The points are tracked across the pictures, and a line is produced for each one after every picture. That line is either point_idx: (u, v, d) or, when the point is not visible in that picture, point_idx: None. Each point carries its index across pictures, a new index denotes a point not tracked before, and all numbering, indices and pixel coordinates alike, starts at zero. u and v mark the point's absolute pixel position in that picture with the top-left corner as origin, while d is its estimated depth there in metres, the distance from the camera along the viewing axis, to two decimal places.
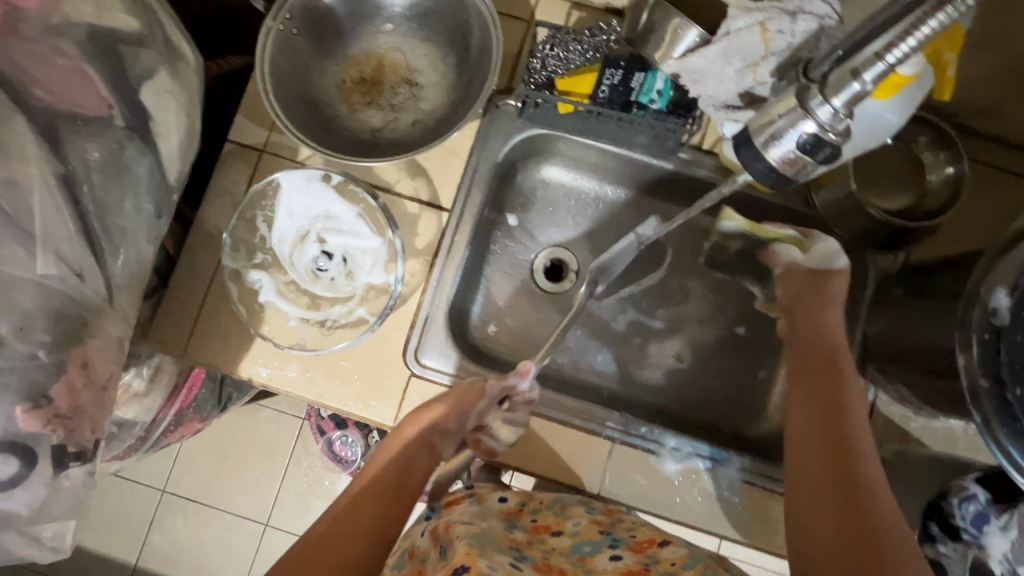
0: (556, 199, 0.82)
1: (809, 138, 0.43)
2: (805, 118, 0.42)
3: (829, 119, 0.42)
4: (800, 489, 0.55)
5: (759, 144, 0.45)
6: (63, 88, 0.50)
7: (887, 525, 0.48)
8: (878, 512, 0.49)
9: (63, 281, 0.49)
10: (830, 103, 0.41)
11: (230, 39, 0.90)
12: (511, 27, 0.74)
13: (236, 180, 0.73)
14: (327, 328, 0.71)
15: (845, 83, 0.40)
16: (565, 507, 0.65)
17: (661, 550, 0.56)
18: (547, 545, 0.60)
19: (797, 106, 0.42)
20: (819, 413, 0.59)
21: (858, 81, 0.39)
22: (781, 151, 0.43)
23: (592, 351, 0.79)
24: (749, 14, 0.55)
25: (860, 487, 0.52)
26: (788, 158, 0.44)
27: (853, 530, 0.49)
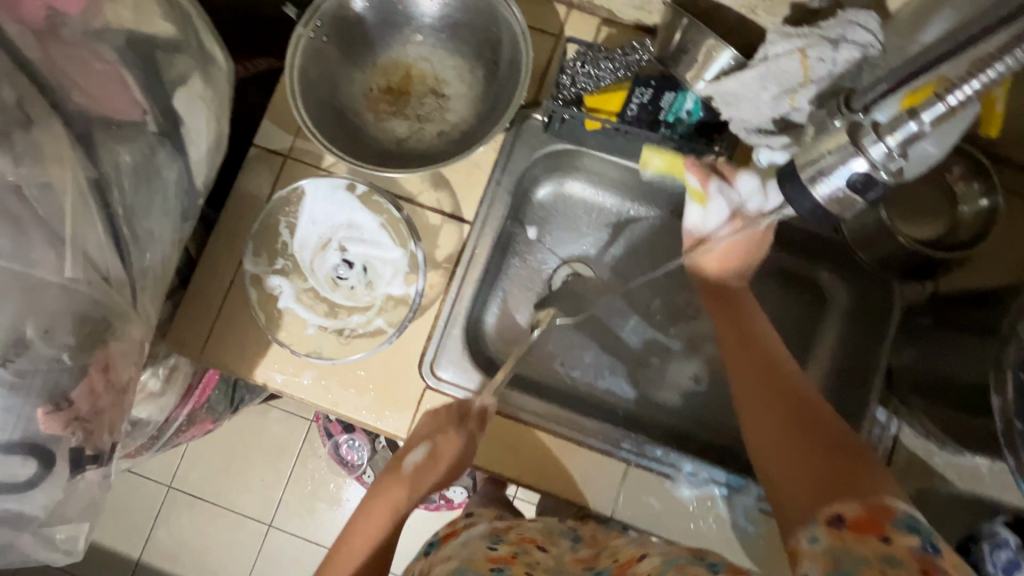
0: (577, 214, 0.81)
1: (859, 176, 0.44)
2: (856, 157, 0.43)
3: (883, 157, 0.42)
4: (752, 416, 0.57)
5: (805, 177, 0.47)
6: (100, 92, 0.50)
7: (828, 419, 0.53)
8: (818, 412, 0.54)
9: (90, 284, 0.49)
10: (884, 141, 0.41)
11: (258, 43, 0.91)
12: (540, 42, 0.74)
13: (260, 185, 0.73)
14: (344, 337, 0.70)
15: (901, 123, 0.40)
16: (551, 533, 0.61)
17: (638, 566, 0.53)
18: (532, 557, 0.55)
19: (848, 142, 0.43)
20: (744, 342, 0.62)
21: (915, 121, 0.39)
22: (828, 187, 0.46)
23: (608, 369, 0.78)
24: (789, 40, 0.57)
25: (796, 395, 0.56)
26: (835, 193, 0.46)
27: (808, 436, 0.52)
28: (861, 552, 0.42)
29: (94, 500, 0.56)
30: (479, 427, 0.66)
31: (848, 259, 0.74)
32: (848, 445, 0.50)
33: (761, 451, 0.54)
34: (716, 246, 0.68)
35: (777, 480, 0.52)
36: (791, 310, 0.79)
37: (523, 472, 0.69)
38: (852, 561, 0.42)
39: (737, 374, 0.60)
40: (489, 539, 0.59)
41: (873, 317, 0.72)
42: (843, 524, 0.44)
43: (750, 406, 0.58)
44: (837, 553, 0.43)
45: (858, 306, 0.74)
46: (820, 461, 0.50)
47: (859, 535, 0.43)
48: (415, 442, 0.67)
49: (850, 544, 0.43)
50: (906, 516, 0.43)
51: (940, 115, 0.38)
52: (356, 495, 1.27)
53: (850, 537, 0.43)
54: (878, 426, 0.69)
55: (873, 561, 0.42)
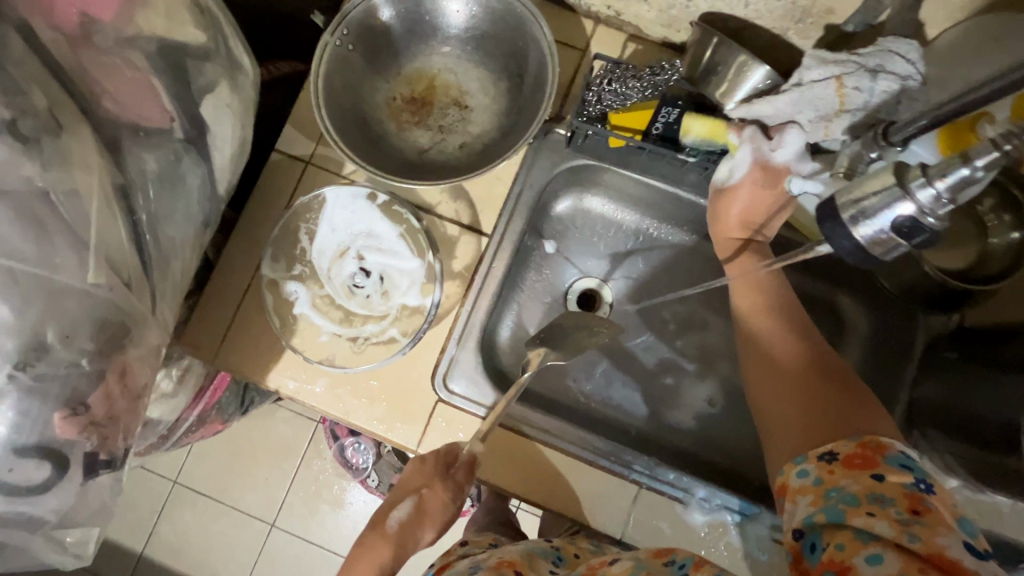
0: (595, 229, 0.81)
1: (907, 221, 0.36)
2: (903, 199, 0.35)
3: (930, 203, 0.35)
4: (761, 373, 0.58)
5: (846, 217, 0.37)
6: (129, 98, 0.51)
7: (839, 378, 0.53)
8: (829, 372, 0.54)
9: (112, 290, 0.49)
10: (934, 185, 0.34)
11: (282, 46, 0.91)
12: (566, 57, 0.73)
13: (280, 190, 0.73)
14: (358, 345, 0.70)
15: (952, 166, 0.34)
16: (532, 555, 0.58)
17: (610, 568, 0.50)
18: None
19: (895, 184, 0.35)
20: (760, 311, 0.63)
21: (968, 166, 0.33)
22: (874, 231, 0.36)
23: (621, 387, 0.77)
24: (825, 67, 0.56)
25: (809, 359, 0.57)
26: (880, 238, 0.37)
27: (816, 392, 0.52)
28: (852, 485, 0.42)
29: (105, 504, 0.56)
30: (466, 475, 0.62)
31: (872, 287, 0.75)
32: (855, 399, 0.50)
33: (767, 407, 0.55)
34: (735, 193, 0.65)
35: (778, 429, 0.53)
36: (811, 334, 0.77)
37: (533, 491, 0.68)
38: (842, 494, 0.42)
39: (753, 342, 0.62)
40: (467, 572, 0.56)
41: (891, 355, 0.74)
42: (835, 460, 0.45)
43: (763, 368, 0.58)
44: (827, 487, 0.43)
45: (878, 338, 0.74)
46: (824, 409, 0.50)
47: (848, 470, 0.43)
48: (403, 494, 0.62)
49: (839, 479, 0.43)
50: (900, 454, 0.43)
51: (990, 166, 0.33)
52: (359, 498, 1.27)
53: (841, 472, 0.44)
54: None
55: (862, 494, 0.41)
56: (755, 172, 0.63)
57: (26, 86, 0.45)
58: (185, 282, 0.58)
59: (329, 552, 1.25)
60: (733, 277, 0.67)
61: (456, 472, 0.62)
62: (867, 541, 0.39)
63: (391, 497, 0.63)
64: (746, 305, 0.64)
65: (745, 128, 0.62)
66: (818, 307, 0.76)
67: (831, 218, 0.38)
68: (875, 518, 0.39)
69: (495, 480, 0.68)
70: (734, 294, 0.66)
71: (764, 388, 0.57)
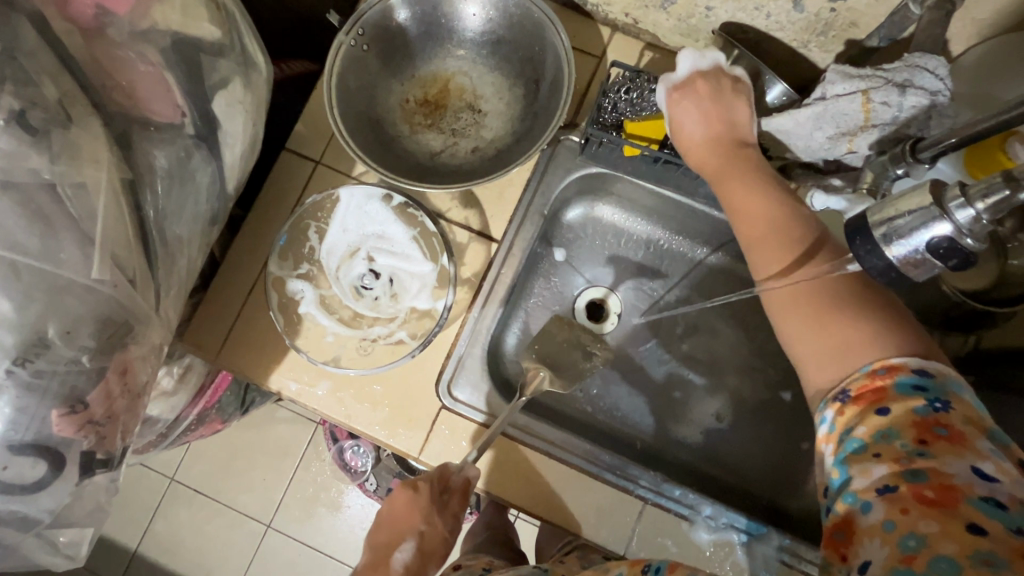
0: (606, 238, 0.80)
1: (943, 243, 0.34)
2: (940, 220, 0.33)
3: (969, 224, 0.34)
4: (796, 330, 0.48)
5: (877, 237, 0.35)
6: (142, 93, 0.50)
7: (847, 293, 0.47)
8: (835, 286, 0.47)
9: (116, 286, 0.48)
10: (975, 206, 0.33)
11: (297, 46, 0.91)
12: (582, 63, 0.72)
13: (290, 190, 0.72)
14: (364, 347, 0.68)
15: (995, 186, 0.32)
16: None
17: None
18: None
19: (933, 204, 0.34)
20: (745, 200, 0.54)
21: (1013, 186, 0.32)
22: (908, 252, 0.34)
23: (627, 398, 0.76)
24: (850, 81, 0.55)
25: (846, 304, 0.46)
26: (914, 260, 0.35)
27: (835, 323, 0.45)
28: (860, 426, 0.40)
29: (100, 503, 0.55)
30: (461, 497, 0.61)
31: None
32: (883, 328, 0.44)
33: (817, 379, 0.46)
34: (681, 121, 0.59)
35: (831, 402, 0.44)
36: None
37: (534, 502, 0.67)
38: (850, 439, 0.41)
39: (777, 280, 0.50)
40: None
41: None
42: (846, 399, 0.42)
43: (811, 355, 0.46)
44: (841, 432, 0.41)
45: None
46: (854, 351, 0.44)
47: (860, 408, 0.41)
48: (401, 535, 0.60)
49: (850, 419, 0.41)
50: (912, 376, 0.40)
51: None
52: (356, 502, 1.25)
53: (851, 412, 0.42)
54: None
55: (869, 436, 0.40)
56: (676, 96, 0.60)
57: (36, 76, 0.44)
58: (191, 281, 0.57)
59: (326, 556, 1.24)
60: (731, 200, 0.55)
61: (451, 500, 0.61)
62: (859, 498, 0.38)
63: (387, 541, 0.60)
64: (754, 235, 0.53)
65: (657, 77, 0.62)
66: None
67: (860, 235, 0.36)
68: (879, 459, 0.38)
69: (494, 490, 0.67)
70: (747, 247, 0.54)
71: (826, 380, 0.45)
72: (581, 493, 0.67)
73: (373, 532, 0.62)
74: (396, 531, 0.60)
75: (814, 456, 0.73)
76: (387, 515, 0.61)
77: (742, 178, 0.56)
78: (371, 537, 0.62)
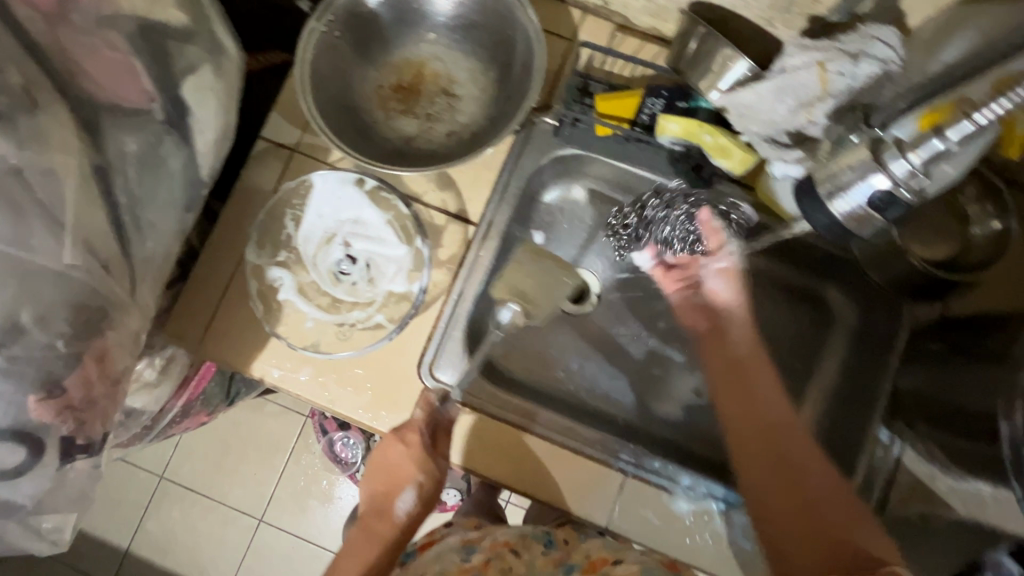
0: (583, 220, 0.78)
1: (881, 193, 0.45)
2: (878, 174, 0.44)
3: (905, 176, 0.44)
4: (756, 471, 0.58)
5: (827, 192, 0.47)
6: (109, 80, 0.51)
7: (831, 493, 0.55)
8: (816, 483, 0.56)
9: (89, 272, 0.49)
10: (908, 159, 0.43)
11: (272, 35, 0.90)
12: (553, 45, 0.73)
13: (267, 178, 0.72)
14: (344, 331, 0.69)
15: (925, 140, 0.42)
16: (526, 538, 0.67)
17: (612, 569, 0.62)
18: (506, 563, 0.63)
19: (872, 158, 0.45)
20: (740, 391, 0.62)
21: (941, 139, 0.42)
22: (847, 203, 0.46)
23: (609, 376, 0.76)
24: (807, 54, 0.56)
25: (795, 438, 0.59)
26: (855, 211, 0.46)
27: (805, 516, 0.54)
28: None
29: (84, 490, 0.56)
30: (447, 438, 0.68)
31: (860, 279, 0.74)
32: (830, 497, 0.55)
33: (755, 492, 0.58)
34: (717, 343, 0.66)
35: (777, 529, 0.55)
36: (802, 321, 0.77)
37: (518, 479, 0.68)
38: None
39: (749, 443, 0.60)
40: (462, 552, 0.65)
41: (876, 347, 0.74)
42: None
43: (766, 463, 0.58)
44: None
45: (866, 329, 0.74)
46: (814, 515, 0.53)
47: None
48: (403, 482, 0.69)
49: None
50: None
51: (968, 134, 0.41)
52: (347, 493, 1.26)
53: None
54: (880, 448, 0.71)
55: None
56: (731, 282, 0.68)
57: None
58: (166, 269, 0.58)
59: (319, 547, 1.24)
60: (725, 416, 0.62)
61: (444, 447, 0.68)
62: None
63: (389, 486, 0.70)
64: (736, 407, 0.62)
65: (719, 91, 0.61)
66: (809, 302, 0.77)
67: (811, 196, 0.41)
68: None
69: (476, 467, 0.68)
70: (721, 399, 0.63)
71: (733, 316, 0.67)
72: (564, 468, 0.69)
73: (372, 476, 0.71)
74: (395, 479, 0.69)
75: None
76: (384, 463, 0.69)
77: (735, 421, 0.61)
78: (370, 481, 0.71)
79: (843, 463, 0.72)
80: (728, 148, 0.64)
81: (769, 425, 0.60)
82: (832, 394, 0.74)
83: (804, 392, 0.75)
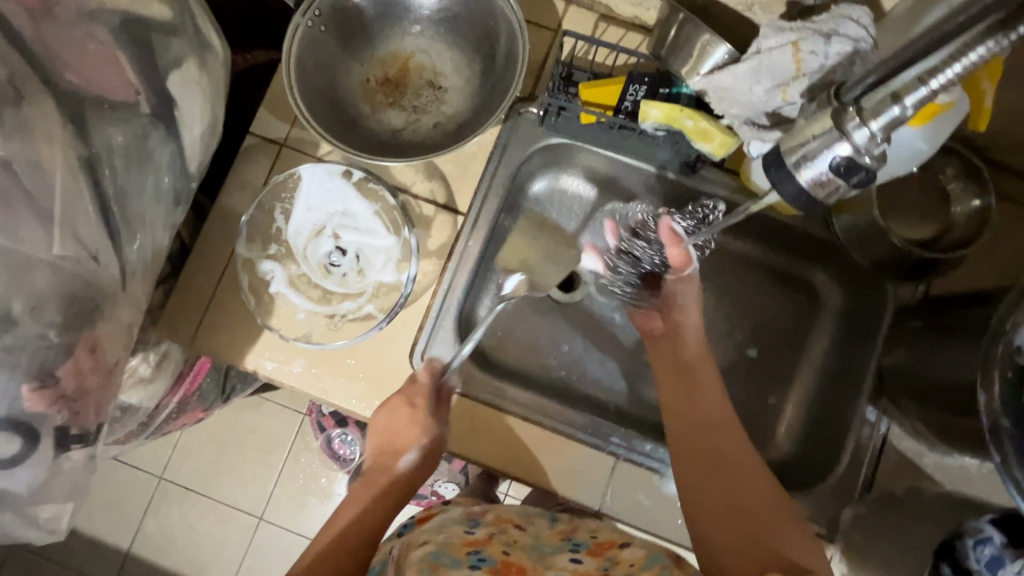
0: (572, 209, 0.79)
1: (843, 161, 0.43)
2: (840, 141, 0.43)
3: (866, 143, 0.42)
4: (689, 470, 0.59)
5: (791, 163, 0.46)
6: (94, 74, 0.52)
7: (760, 493, 0.55)
8: (749, 483, 0.56)
9: (79, 263, 0.50)
10: (868, 126, 0.41)
11: (260, 33, 0.91)
12: (538, 36, 0.74)
13: (256, 172, 0.73)
14: (336, 322, 0.70)
15: (884, 107, 0.40)
16: (529, 515, 0.64)
17: (621, 552, 0.55)
18: (509, 536, 0.57)
19: (833, 127, 0.43)
20: (686, 392, 0.64)
21: (899, 105, 0.39)
22: (813, 172, 0.44)
23: (600, 362, 0.77)
24: (782, 34, 0.57)
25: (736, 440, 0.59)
26: (821, 179, 0.45)
27: (735, 514, 0.54)
28: None
29: (79, 481, 0.57)
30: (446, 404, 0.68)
31: (844, 261, 0.74)
32: (761, 495, 0.55)
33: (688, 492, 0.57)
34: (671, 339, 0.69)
35: (705, 527, 0.54)
36: (790, 303, 0.78)
37: (509, 463, 0.69)
38: None
39: (687, 442, 0.60)
40: (464, 524, 0.59)
41: (862, 326, 0.73)
42: None
43: (694, 463, 0.59)
44: None
45: (853, 310, 0.75)
46: (743, 511, 0.54)
47: None
48: (408, 444, 0.66)
49: None
50: None
51: (923, 99, 0.38)
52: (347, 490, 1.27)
53: None
54: (867, 426, 0.70)
55: None
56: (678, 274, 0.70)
57: None
58: (156, 261, 0.59)
59: None
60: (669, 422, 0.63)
61: (446, 407, 0.68)
62: None
63: (394, 449, 0.66)
64: (680, 410, 0.63)
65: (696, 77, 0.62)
66: (794, 284, 0.78)
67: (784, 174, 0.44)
68: None
69: (468, 454, 0.69)
70: (666, 403, 0.65)
71: (687, 322, 0.68)
72: (554, 453, 0.69)
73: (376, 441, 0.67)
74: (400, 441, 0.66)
75: (780, 409, 0.75)
76: (389, 426, 0.66)
77: (677, 426, 0.62)
78: (372, 446, 0.68)
79: (831, 441, 0.71)
80: (709, 131, 0.64)
81: (712, 426, 0.60)
82: (820, 374, 0.75)
83: (794, 374, 0.76)
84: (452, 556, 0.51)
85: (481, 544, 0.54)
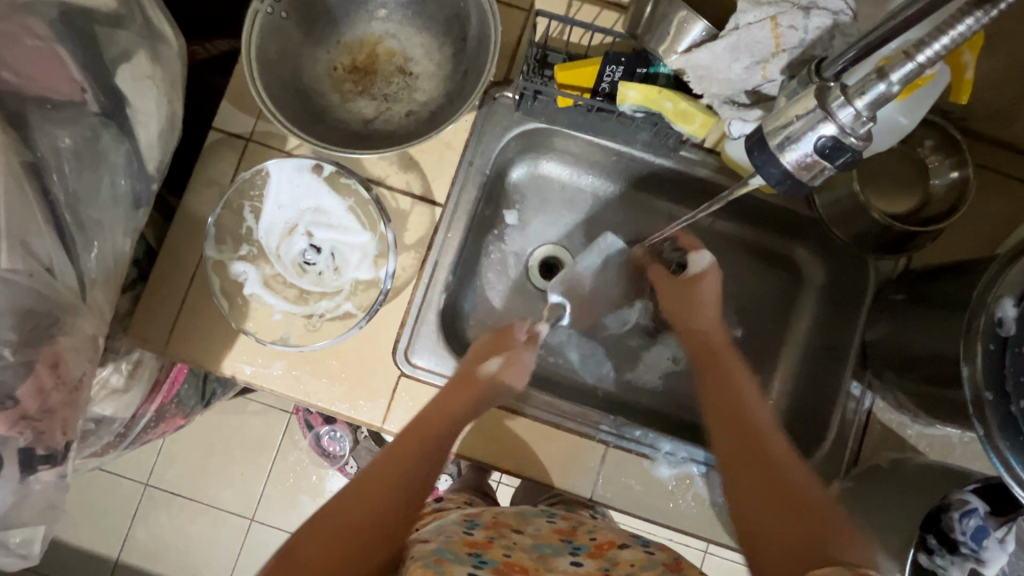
0: (553, 196, 0.78)
1: (828, 142, 0.42)
2: (825, 121, 0.41)
3: (851, 121, 0.41)
4: (729, 457, 0.59)
5: (775, 145, 0.44)
6: (35, 72, 0.50)
7: (783, 463, 0.57)
8: (780, 454, 0.58)
9: (33, 276, 0.48)
10: (853, 104, 0.40)
11: (220, 24, 0.87)
12: (510, 18, 0.71)
13: (222, 168, 0.69)
14: (313, 323, 0.68)
15: (870, 84, 0.39)
16: (524, 516, 0.63)
17: (620, 552, 0.56)
18: (509, 540, 0.57)
19: (817, 107, 0.41)
20: (730, 406, 0.62)
21: (885, 81, 0.38)
22: (799, 154, 0.42)
23: (587, 349, 0.77)
24: (759, 8, 0.55)
25: (755, 409, 0.62)
26: (805, 162, 0.43)
27: (775, 489, 0.55)
28: None
29: (51, 501, 0.55)
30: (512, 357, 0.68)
31: (824, 238, 0.74)
32: (793, 465, 0.57)
33: (734, 486, 0.58)
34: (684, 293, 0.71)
35: (745, 502, 0.56)
36: (771, 281, 0.79)
37: (496, 455, 0.68)
38: None
39: (722, 419, 0.62)
40: (463, 525, 0.59)
41: (846, 304, 0.73)
42: None
43: (731, 452, 0.60)
44: None
45: (832, 285, 0.75)
46: (779, 483, 0.55)
47: None
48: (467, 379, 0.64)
49: None
50: None
51: (908, 75, 0.37)
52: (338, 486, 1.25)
53: None
54: (852, 401, 0.70)
55: None
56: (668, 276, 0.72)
57: None
58: (117, 268, 0.58)
59: None
60: (707, 396, 0.65)
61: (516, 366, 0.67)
62: None
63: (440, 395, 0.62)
64: (715, 394, 0.64)
65: (671, 55, 0.60)
66: (774, 263, 0.79)
67: (759, 146, 0.45)
68: None
69: (471, 455, 0.67)
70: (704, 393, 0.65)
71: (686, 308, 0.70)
72: (545, 443, 0.68)
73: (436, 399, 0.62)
74: (445, 421, 0.61)
75: (766, 387, 0.76)
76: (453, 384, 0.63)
77: (716, 419, 0.63)
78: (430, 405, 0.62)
79: (818, 418, 0.72)
80: (689, 112, 0.63)
81: (750, 413, 0.62)
82: (805, 350, 0.76)
83: (779, 353, 0.77)
84: (455, 553, 0.52)
85: (481, 549, 0.54)
